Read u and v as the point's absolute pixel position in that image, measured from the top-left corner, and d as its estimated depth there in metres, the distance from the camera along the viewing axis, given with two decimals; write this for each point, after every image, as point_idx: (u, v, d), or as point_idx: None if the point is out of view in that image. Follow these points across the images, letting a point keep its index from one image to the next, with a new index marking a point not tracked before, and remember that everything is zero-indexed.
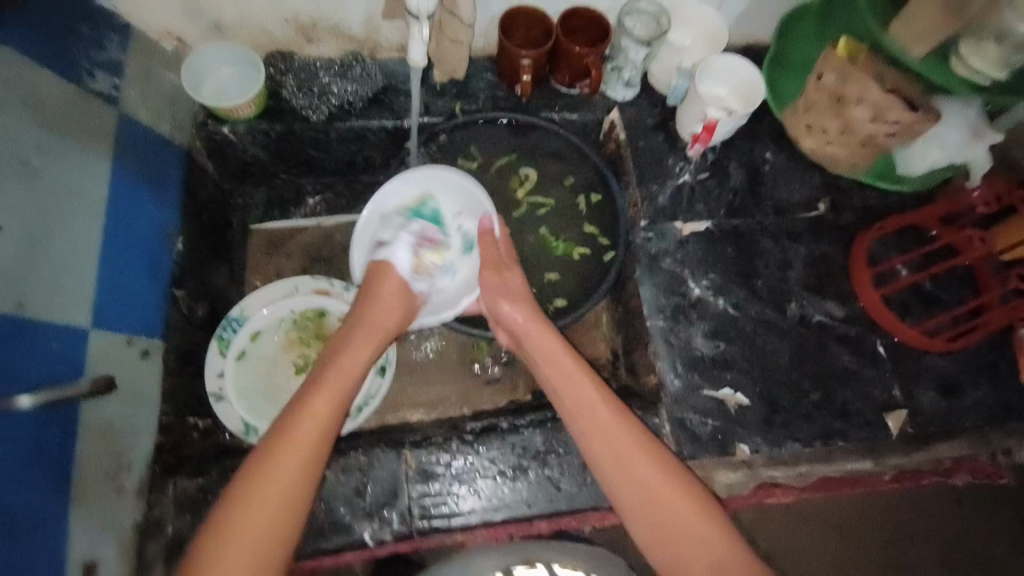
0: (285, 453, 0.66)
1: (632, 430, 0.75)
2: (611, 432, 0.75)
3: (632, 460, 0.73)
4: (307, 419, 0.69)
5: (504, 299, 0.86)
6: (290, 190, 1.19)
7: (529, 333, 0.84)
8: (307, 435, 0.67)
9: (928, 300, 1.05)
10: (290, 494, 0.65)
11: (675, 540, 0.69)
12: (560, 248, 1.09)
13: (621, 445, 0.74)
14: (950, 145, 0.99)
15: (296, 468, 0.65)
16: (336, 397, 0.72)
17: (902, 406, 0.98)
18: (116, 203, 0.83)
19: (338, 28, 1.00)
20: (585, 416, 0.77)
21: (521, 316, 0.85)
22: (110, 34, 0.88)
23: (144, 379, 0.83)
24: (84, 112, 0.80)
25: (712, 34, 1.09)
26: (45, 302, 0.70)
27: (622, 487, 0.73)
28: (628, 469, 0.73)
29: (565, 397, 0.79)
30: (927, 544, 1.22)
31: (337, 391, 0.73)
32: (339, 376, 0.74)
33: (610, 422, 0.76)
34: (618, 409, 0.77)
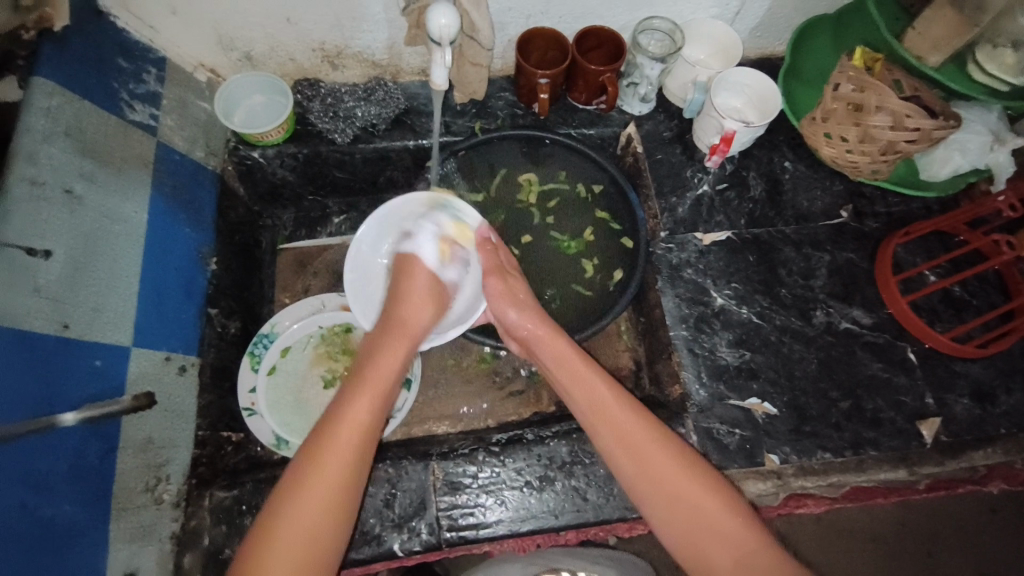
0: (327, 464, 0.66)
1: (651, 428, 0.74)
2: (626, 432, 0.74)
3: (651, 459, 0.72)
4: (347, 428, 0.69)
5: (509, 305, 0.85)
6: (316, 210, 1.23)
7: (539, 338, 0.83)
8: (349, 445, 0.68)
9: (958, 305, 1.03)
10: (334, 497, 0.65)
11: (707, 539, 0.67)
12: (573, 247, 1.10)
13: (637, 443, 0.73)
14: (972, 150, 0.98)
15: (334, 479, 0.66)
16: (377, 399, 0.72)
17: (936, 413, 0.96)
18: (154, 226, 0.86)
19: (362, 54, 1.05)
20: (599, 415, 0.76)
21: (529, 322, 0.84)
22: (148, 67, 0.92)
23: (182, 394, 0.85)
24: (123, 142, 0.84)
25: (726, 47, 1.10)
26: (88, 322, 0.73)
27: (642, 487, 0.72)
28: (648, 466, 0.71)
29: (578, 395, 0.79)
30: (968, 558, 1.18)
31: (377, 393, 0.73)
32: (375, 377, 0.74)
33: (629, 424, 0.75)
34: (631, 404, 0.77)
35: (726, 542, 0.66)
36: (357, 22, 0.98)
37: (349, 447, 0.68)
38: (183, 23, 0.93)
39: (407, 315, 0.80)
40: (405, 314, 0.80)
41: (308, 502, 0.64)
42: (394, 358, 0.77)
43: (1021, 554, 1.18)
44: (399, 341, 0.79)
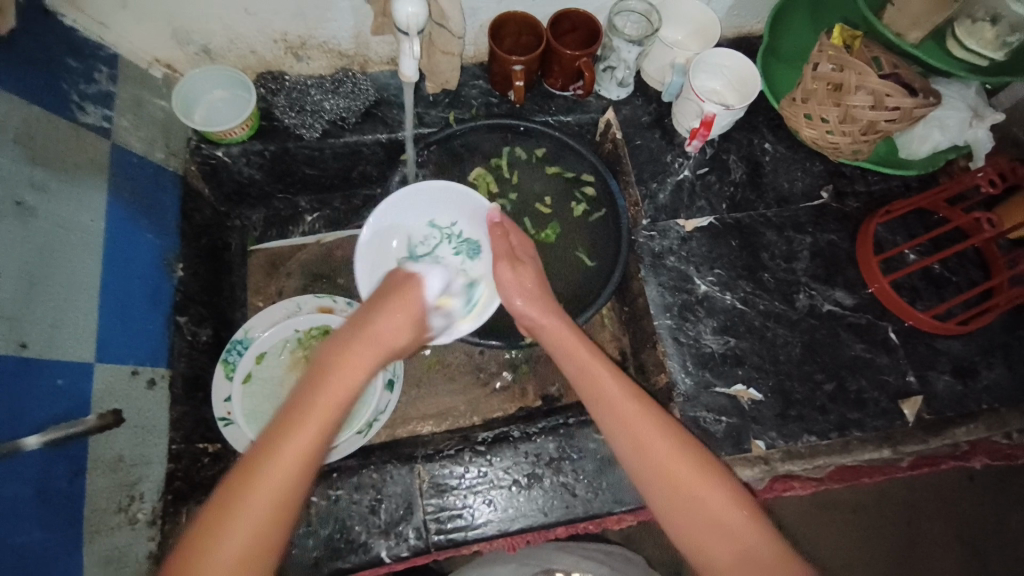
0: (247, 507, 0.56)
1: (648, 411, 0.73)
2: (628, 414, 0.72)
3: (651, 442, 0.71)
4: (276, 464, 0.58)
5: (516, 293, 0.82)
6: (288, 209, 1.19)
7: (543, 326, 0.81)
8: (281, 478, 0.57)
9: (938, 283, 1.03)
10: (255, 544, 0.56)
11: (705, 529, 0.66)
12: (546, 234, 1.08)
13: (639, 424, 0.71)
14: (952, 127, 0.97)
15: (258, 524, 0.56)
16: (320, 427, 0.60)
17: (918, 392, 0.96)
18: (113, 235, 0.82)
19: (327, 44, 1.00)
20: (597, 397, 0.75)
21: (534, 308, 0.81)
22: (100, 65, 0.87)
23: (152, 408, 0.83)
24: (77, 146, 0.80)
25: (703, 27, 1.07)
26: (49, 339, 0.70)
27: (642, 472, 0.70)
28: (647, 449, 0.70)
29: (578, 378, 0.77)
30: (951, 528, 1.20)
31: (323, 421, 0.61)
32: (320, 400, 0.62)
33: (635, 410, 0.73)
34: (628, 385, 0.75)
35: (725, 533, 0.66)
36: (320, 10, 0.93)
37: (285, 490, 0.57)
38: (134, 16, 0.88)
39: (373, 325, 0.70)
40: (369, 326, 0.70)
41: (230, 539, 0.55)
42: (347, 383, 0.64)
43: (1001, 520, 1.21)
44: (364, 350, 0.68)
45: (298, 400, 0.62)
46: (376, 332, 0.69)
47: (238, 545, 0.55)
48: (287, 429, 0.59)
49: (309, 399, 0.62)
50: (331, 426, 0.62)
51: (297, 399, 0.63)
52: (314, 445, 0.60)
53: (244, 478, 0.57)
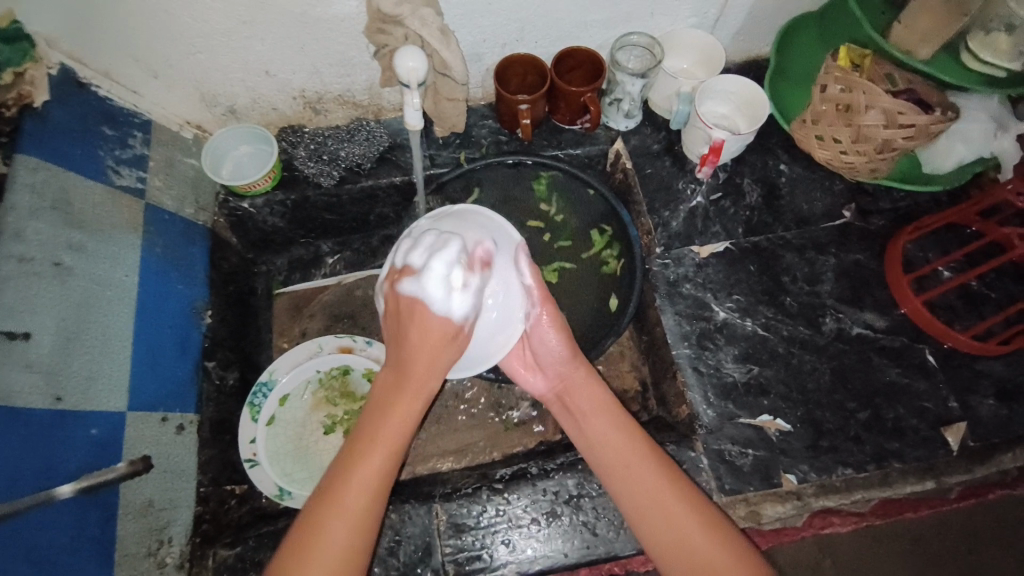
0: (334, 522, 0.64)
1: (672, 476, 0.72)
2: (652, 485, 0.71)
3: (679, 517, 0.69)
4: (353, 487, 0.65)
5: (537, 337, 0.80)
6: (310, 253, 1.23)
7: (575, 382, 0.80)
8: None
9: (976, 300, 0.98)
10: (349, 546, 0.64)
11: None
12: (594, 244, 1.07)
13: (662, 495, 0.71)
14: (975, 140, 0.92)
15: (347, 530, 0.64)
16: (353, 529, 0.64)
17: (961, 418, 0.90)
18: (146, 288, 0.88)
19: (342, 97, 1.06)
20: (615, 465, 0.74)
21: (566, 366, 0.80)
22: (134, 131, 0.94)
23: (180, 452, 0.86)
24: (112, 209, 0.86)
25: (707, 54, 1.08)
26: (83, 391, 0.74)
27: (663, 547, 0.69)
28: (675, 525, 0.69)
29: (601, 453, 0.75)
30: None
31: (387, 450, 0.67)
32: (340, 518, 0.64)
33: (650, 473, 0.72)
34: (656, 456, 0.74)
35: None
36: (336, 67, 0.99)
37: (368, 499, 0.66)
38: (164, 85, 0.96)
39: (382, 426, 0.68)
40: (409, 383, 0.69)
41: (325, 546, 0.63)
42: (348, 521, 0.64)
43: None
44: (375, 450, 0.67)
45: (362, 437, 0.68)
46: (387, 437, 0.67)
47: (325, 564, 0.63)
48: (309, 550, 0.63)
49: (329, 516, 0.64)
50: (363, 529, 0.65)
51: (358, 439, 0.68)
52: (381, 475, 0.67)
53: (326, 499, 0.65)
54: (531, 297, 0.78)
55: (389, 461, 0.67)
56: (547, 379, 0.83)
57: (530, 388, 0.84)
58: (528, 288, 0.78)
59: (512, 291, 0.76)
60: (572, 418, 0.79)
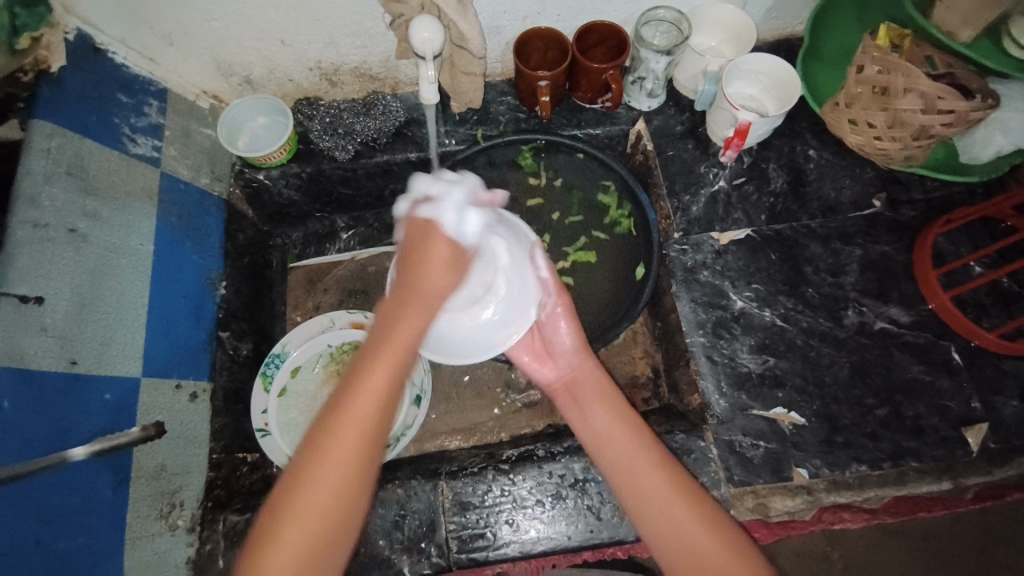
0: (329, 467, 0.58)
1: (674, 476, 0.71)
2: (666, 499, 0.69)
3: (681, 518, 0.68)
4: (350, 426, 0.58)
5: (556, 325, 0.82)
6: (325, 227, 1.22)
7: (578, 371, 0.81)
8: (304, 524, 0.57)
9: (1008, 298, 0.94)
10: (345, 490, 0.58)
11: None
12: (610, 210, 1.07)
13: (671, 503, 0.69)
14: (1015, 130, 0.88)
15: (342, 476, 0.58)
16: (351, 471, 0.58)
17: (983, 419, 0.88)
18: (160, 256, 0.88)
19: (358, 69, 1.04)
20: (620, 467, 0.72)
21: (572, 356, 0.82)
22: (149, 99, 0.93)
23: (194, 419, 0.88)
24: (127, 176, 0.86)
25: (738, 31, 1.04)
26: (97, 356, 0.75)
27: (662, 546, 0.68)
28: (675, 526, 0.68)
29: (600, 447, 0.74)
30: None
31: (387, 384, 0.60)
32: (339, 439, 0.58)
33: (651, 472, 0.71)
34: (668, 469, 0.71)
35: None
36: (352, 38, 0.98)
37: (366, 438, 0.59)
38: (181, 52, 0.95)
39: (386, 351, 0.61)
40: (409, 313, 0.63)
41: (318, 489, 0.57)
42: (344, 464, 0.58)
43: None
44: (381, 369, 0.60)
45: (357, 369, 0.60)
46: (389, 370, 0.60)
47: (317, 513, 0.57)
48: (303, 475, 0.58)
49: (322, 457, 0.58)
50: (363, 454, 0.59)
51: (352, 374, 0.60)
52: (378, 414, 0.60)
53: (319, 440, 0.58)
54: (545, 286, 0.81)
55: (387, 396, 0.60)
56: (556, 368, 0.83)
57: (540, 377, 0.84)
58: (543, 281, 0.80)
59: (527, 283, 0.79)
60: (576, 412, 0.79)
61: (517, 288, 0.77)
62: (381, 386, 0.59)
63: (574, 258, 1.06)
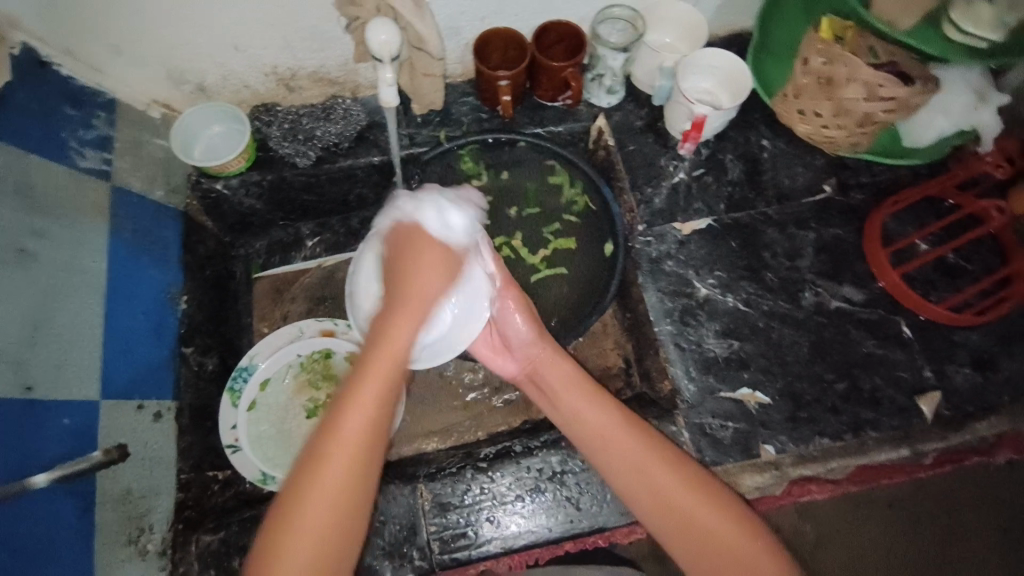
0: (332, 466, 0.62)
1: (662, 454, 0.73)
2: (642, 463, 0.72)
3: (671, 491, 0.71)
4: (343, 434, 0.63)
5: (511, 318, 0.83)
6: (290, 236, 1.20)
7: (546, 362, 0.83)
8: (321, 523, 0.61)
9: (952, 272, 1.00)
10: (348, 489, 0.62)
11: (716, 556, 0.68)
12: (567, 194, 1.09)
13: (660, 477, 0.71)
14: (955, 112, 0.93)
15: (342, 479, 0.62)
16: (350, 471, 0.62)
17: (936, 387, 0.93)
18: (115, 273, 0.86)
19: (317, 73, 1.03)
20: (606, 449, 0.74)
21: (538, 348, 0.84)
22: (98, 111, 0.90)
23: (159, 440, 0.85)
24: (77, 192, 0.83)
25: (692, 27, 1.07)
26: (53, 380, 0.73)
27: (656, 517, 0.71)
28: (667, 499, 0.71)
29: (585, 433, 0.76)
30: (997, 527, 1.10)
31: (382, 387, 0.64)
32: (344, 439, 0.62)
33: (638, 449, 0.73)
34: (641, 433, 0.75)
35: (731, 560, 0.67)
36: (309, 41, 0.96)
37: (364, 442, 0.63)
38: (131, 61, 0.92)
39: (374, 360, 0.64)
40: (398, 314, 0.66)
41: (320, 491, 0.61)
42: (342, 463, 0.62)
43: None
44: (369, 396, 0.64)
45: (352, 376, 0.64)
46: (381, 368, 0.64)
47: (321, 511, 0.61)
48: (296, 510, 0.61)
49: (324, 459, 0.62)
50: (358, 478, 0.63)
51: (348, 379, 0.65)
52: (376, 421, 0.64)
53: (320, 445, 0.63)
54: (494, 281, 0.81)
55: (382, 404, 0.64)
56: (517, 360, 0.86)
57: (502, 371, 0.88)
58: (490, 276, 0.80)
59: (478, 284, 0.78)
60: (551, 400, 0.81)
61: (470, 286, 0.77)
62: (373, 395, 0.64)
63: (555, 246, 1.08)
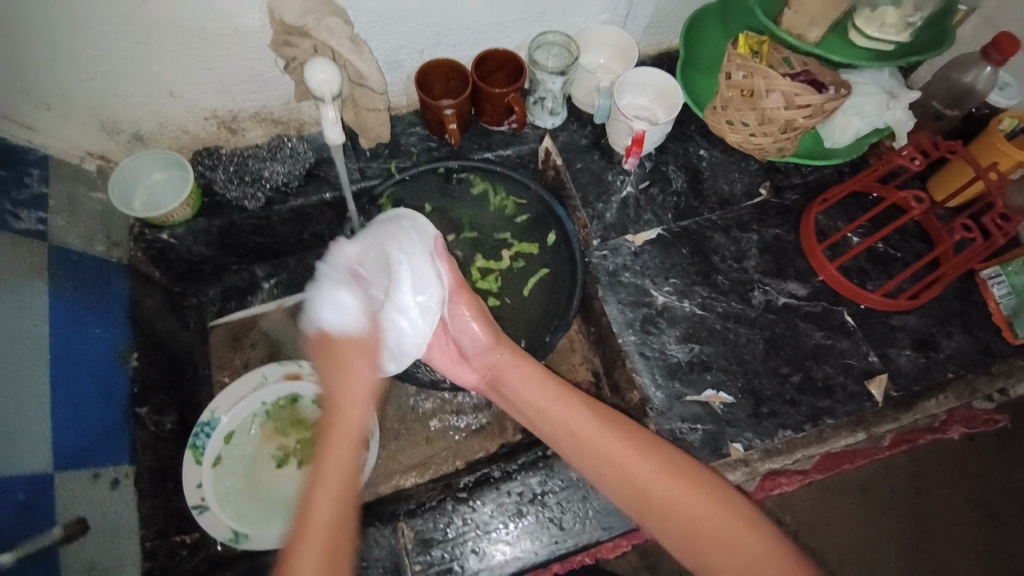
0: (321, 483, 0.63)
1: (636, 442, 0.75)
2: (619, 457, 0.74)
3: (654, 483, 0.72)
4: (327, 451, 0.64)
5: (462, 330, 0.83)
6: (243, 279, 1.17)
7: (504, 367, 0.83)
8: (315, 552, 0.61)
9: (884, 261, 1.07)
10: (338, 507, 0.63)
11: (712, 550, 0.69)
12: (495, 201, 1.11)
13: (639, 466, 0.73)
14: (869, 113, 1.01)
15: (333, 496, 0.63)
16: (337, 490, 0.64)
17: (882, 370, 0.99)
18: (59, 336, 0.81)
19: (259, 113, 1.02)
20: (579, 445, 0.76)
21: (493, 355, 0.83)
22: (30, 169, 0.87)
23: (119, 509, 0.81)
24: (13, 254, 0.79)
25: (622, 49, 1.12)
26: (5, 454, 0.69)
27: (645, 511, 0.73)
28: (653, 494, 0.72)
29: (556, 430, 0.78)
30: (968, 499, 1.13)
31: (356, 400, 0.67)
32: (329, 458, 0.64)
33: (609, 439, 0.75)
34: (622, 430, 0.76)
35: (729, 556, 0.68)
36: (247, 84, 0.96)
37: (342, 461, 0.65)
38: (60, 116, 0.89)
39: (342, 381, 0.66)
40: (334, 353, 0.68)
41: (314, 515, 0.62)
42: (331, 484, 0.63)
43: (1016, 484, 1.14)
44: (345, 388, 0.66)
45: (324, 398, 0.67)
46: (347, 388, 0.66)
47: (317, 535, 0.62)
48: (294, 537, 0.61)
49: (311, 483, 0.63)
50: (341, 512, 0.63)
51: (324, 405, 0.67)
52: (350, 446, 0.66)
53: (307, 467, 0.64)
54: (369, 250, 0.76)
55: (357, 420, 0.67)
56: (474, 368, 0.86)
57: (461, 379, 0.87)
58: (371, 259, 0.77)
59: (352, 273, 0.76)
60: (512, 398, 0.83)
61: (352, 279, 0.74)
62: (352, 405, 0.66)
63: (517, 249, 1.09)
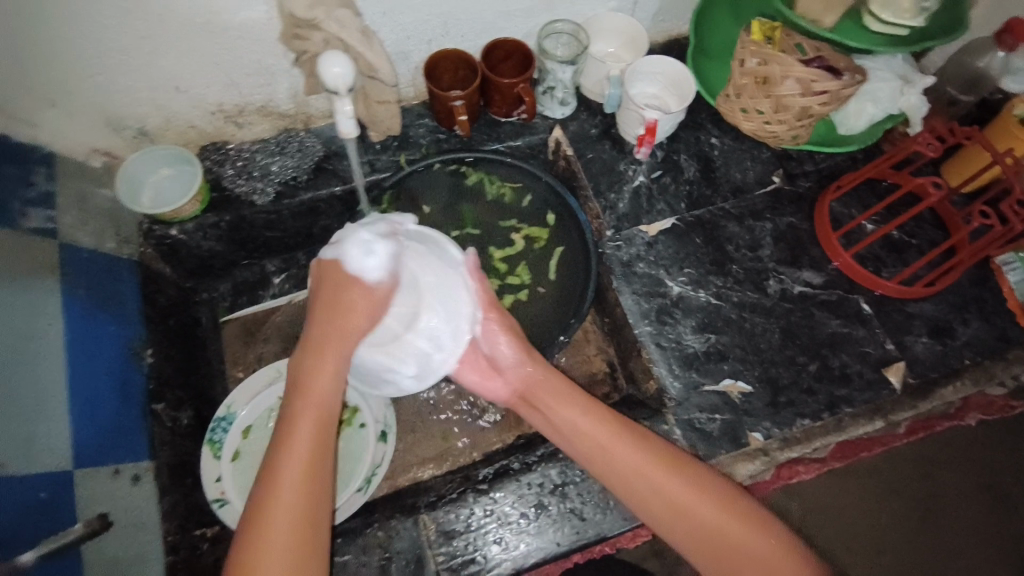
0: (295, 446, 0.65)
1: (646, 450, 0.74)
2: (633, 462, 0.73)
3: (664, 485, 0.71)
4: (303, 414, 0.67)
5: (500, 340, 0.81)
6: (254, 274, 1.16)
7: (535, 382, 0.81)
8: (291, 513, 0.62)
9: (899, 248, 1.06)
10: (312, 463, 0.65)
11: (718, 548, 0.69)
12: (496, 188, 1.10)
13: (650, 471, 0.72)
14: (883, 99, 1.01)
15: (305, 454, 0.65)
16: (314, 448, 0.66)
17: (899, 358, 0.99)
18: (73, 334, 0.81)
19: (266, 107, 1.01)
20: (593, 452, 0.75)
21: (524, 368, 0.81)
22: (37, 167, 0.86)
23: (140, 505, 0.81)
24: (25, 254, 0.78)
25: (633, 36, 1.11)
26: (25, 456, 0.69)
27: (657, 515, 0.72)
28: (663, 496, 0.71)
29: (573, 439, 0.77)
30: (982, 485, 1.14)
31: (336, 353, 0.71)
32: (304, 419, 0.67)
33: (622, 446, 0.74)
34: (634, 434, 0.75)
35: (734, 552, 0.68)
36: (254, 77, 0.95)
37: (316, 420, 0.67)
38: (66, 112, 0.87)
39: (323, 338, 0.71)
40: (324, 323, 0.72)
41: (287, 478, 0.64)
42: (304, 449, 0.65)
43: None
44: (329, 353, 0.70)
45: (299, 360, 0.71)
46: (328, 345, 0.71)
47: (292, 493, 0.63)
48: (271, 494, 0.63)
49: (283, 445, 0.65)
50: (317, 470, 0.65)
51: (299, 366, 0.71)
52: (328, 408, 0.69)
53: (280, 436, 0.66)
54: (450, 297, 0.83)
55: (337, 376, 0.70)
56: (505, 383, 0.83)
57: (493, 395, 0.85)
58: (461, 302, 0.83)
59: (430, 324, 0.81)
60: (541, 411, 0.80)
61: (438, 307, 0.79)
62: (333, 365, 0.70)
63: (529, 232, 1.08)
